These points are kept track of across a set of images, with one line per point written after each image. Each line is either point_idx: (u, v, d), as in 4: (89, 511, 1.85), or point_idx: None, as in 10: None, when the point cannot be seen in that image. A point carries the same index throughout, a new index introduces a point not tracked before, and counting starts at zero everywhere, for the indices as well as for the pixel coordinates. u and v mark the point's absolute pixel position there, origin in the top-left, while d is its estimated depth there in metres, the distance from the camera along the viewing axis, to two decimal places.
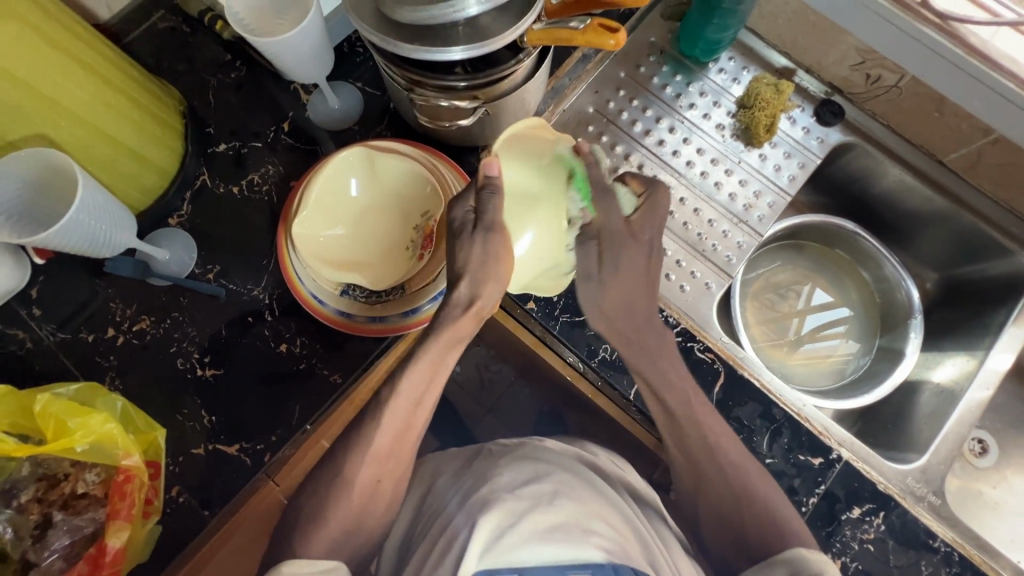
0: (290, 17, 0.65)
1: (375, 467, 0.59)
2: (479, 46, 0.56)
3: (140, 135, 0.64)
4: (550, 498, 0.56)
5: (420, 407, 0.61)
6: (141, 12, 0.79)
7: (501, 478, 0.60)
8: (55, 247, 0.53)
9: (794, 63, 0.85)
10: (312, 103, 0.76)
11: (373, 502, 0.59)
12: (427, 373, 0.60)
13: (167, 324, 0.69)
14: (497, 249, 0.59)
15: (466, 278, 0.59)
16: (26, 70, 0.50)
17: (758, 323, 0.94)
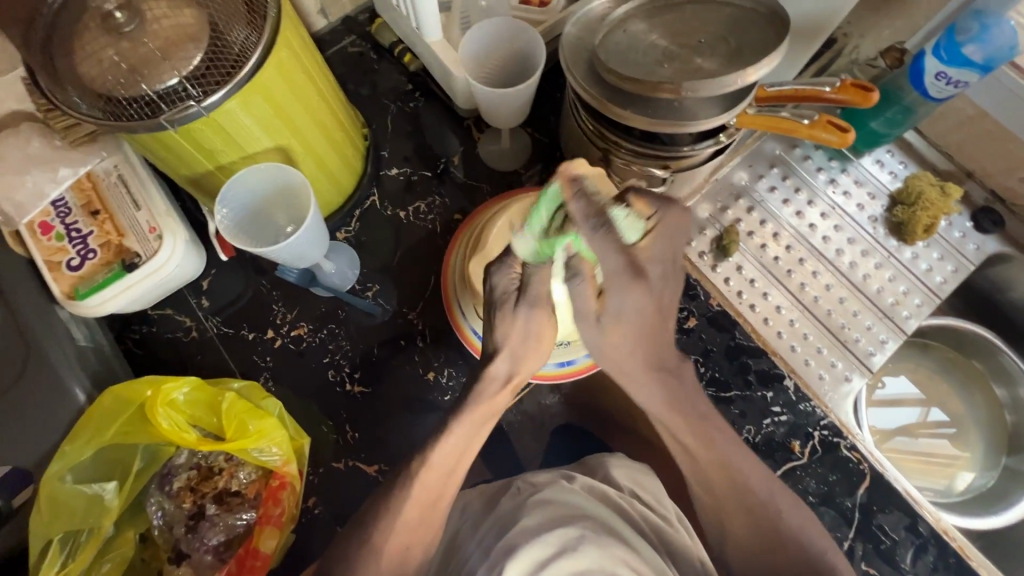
0: (497, 60, 0.69)
1: (405, 535, 0.55)
2: (684, 125, 0.57)
3: (337, 155, 0.67)
4: (575, 543, 0.51)
5: (456, 471, 0.58)
6: (335, 34, 0.83)
7: (526, 521, 0.54)
8: (272, 258, 0.58)
9: (957, 166, 0.85)
10: (484, 143, 0.78)
11: (409, 561, 0.55)
12: (468, 438, 0.58)
13: (324, 334, 0.71)
14: (538, 327, 0.58)
15: (503, 354, 0.58)
16: (281, 92, 0.53)
17: (875, 420, 0.91)
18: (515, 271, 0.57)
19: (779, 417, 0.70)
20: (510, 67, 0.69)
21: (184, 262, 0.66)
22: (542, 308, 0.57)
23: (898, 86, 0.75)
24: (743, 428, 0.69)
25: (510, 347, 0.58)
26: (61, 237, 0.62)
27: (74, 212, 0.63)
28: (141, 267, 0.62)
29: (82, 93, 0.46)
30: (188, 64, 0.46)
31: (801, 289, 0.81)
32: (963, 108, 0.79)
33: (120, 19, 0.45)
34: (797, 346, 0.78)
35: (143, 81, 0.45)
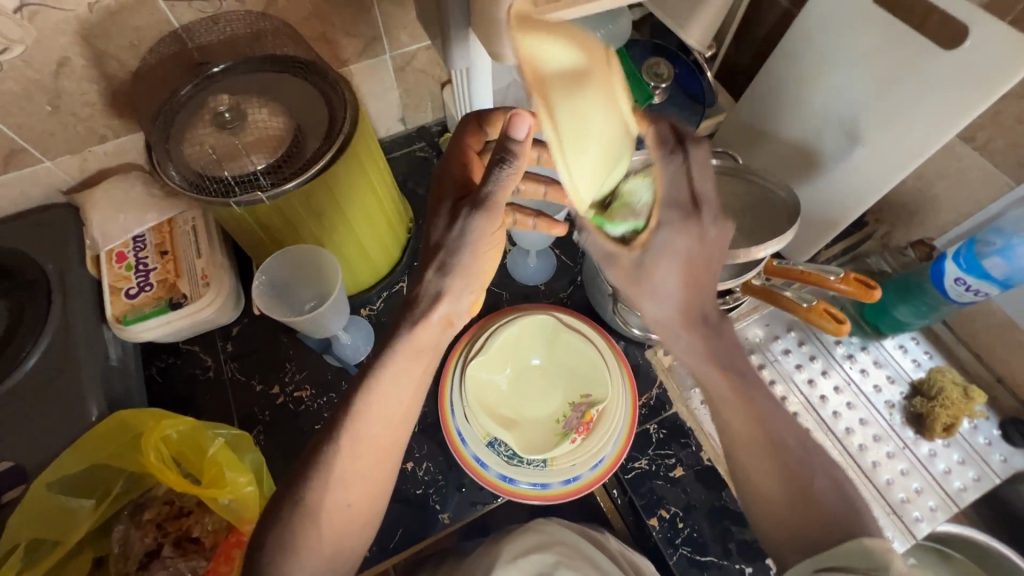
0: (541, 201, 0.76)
1: (349, 492, 0.50)
2: None
3: (379, 245, 0.75)
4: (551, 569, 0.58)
5: (395, 431, 0.51)
6: (407, 139, 0.95)
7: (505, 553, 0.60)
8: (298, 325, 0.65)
9: (988, 370, 0.82)
10: (513, 254, 0.84)
11: (351, 527, 0.50)
12: (392, 392, 0.51)
13: (323, 401, 0.75)
14: (478, 239, 0.51)
15: (444, 277, 0.51)
16: (342, 192, 0.62)
17: None
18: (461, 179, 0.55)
19: None
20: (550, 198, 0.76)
21: (222, 309, 0.74)
22: (491, 221, 0.50)
23: (920, 280, 0.76)
24: None
25: (452, 285, 0.52)
26: (129, 267, 0.72)
27: (147, 248, 0.73)
28: (183, 306, 0.70)
29: (177, 165, 0.56)
30: (265, 162, 0.56)
31: None
32: (992, 313, 0.78)
33: (226, 118, 0.57)
34: None
35: (227, 168, 0.56)
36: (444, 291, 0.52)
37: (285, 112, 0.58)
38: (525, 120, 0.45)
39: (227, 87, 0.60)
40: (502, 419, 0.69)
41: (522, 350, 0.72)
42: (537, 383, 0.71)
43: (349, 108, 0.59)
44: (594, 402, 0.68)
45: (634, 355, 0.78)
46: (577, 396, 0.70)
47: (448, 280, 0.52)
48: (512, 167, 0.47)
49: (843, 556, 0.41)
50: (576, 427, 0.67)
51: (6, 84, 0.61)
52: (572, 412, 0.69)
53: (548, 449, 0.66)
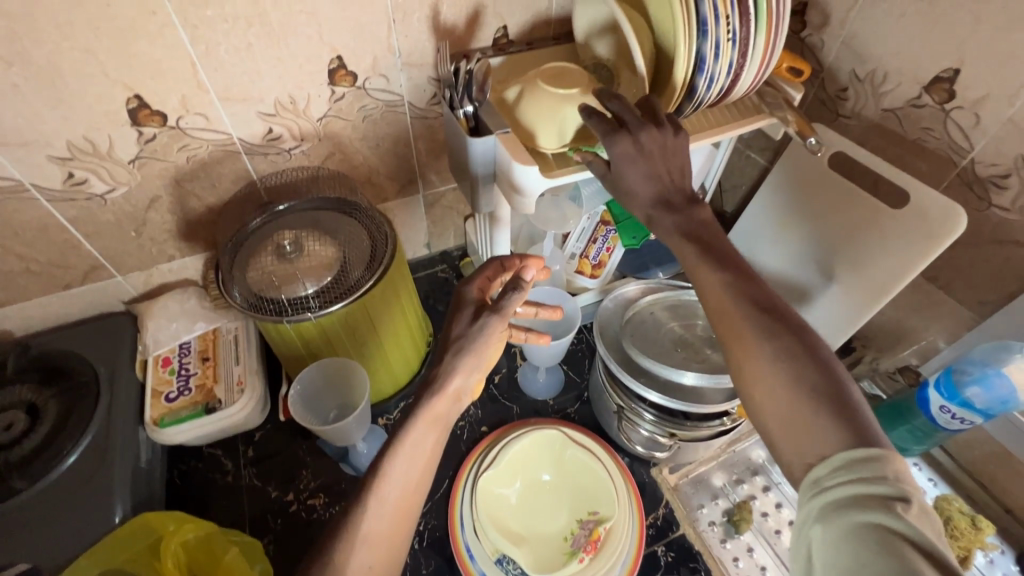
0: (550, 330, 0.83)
1: (368, 555, 0.46)
2: (689, 405, 0.66)
3: (401, 358, 0.82)
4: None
5: (416, 492, 0.50)
6: (431, 261, 1.07)
7: None
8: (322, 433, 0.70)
9: (995, 499, 0.82)
10: (523, 369, 0.90)
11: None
12: (415, 454, 0.50)
13: (335, 510, 0.76)
14: (492, 332, 0.55)
15: (465, 353, 0.54)
16: (375, 313, 0.70)
17: None
18: (477, 287, 0.60)
19: None
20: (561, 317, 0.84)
21: (251, 415, 0.79)
22: (500, 316, 0.55)
23: (910, 406, 0.80)
24: None
25: (465, 364, 0.54)
26: (172, 371, 0.78)
27: (190, 354, 0.80)
28: (218, 411, 0.75)
29: (240, 288, 0.66)
30: (315, 287, 0.65)
31: None
32: (985, 441, 0.81)
33: (286, 250, 0.67)
34: None
35: (282, 290, 0.65)
36: (456, 369, 0.53)
37: (336, 244, 0.69)
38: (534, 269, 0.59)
39: (289, 223, 0.71)
40: (513, 535, 0.70)
41: (533, 464, 0.75)
42: (546, 498, 0.73)
43: (390, 244, 0.70)
44: (602, 520, 0.70)
45: (640, 472, 0.81)
46: (585, 513, 0.71)
47: (462, 359, 0.54)
48: (520, 291, 0.56)
49: (849, 484, 0.38)
50: (585, 544, 0.68)
51: (105, 216, 0.73)
52: (580, 530, 0.70)
53: (556, 569, 0.66)
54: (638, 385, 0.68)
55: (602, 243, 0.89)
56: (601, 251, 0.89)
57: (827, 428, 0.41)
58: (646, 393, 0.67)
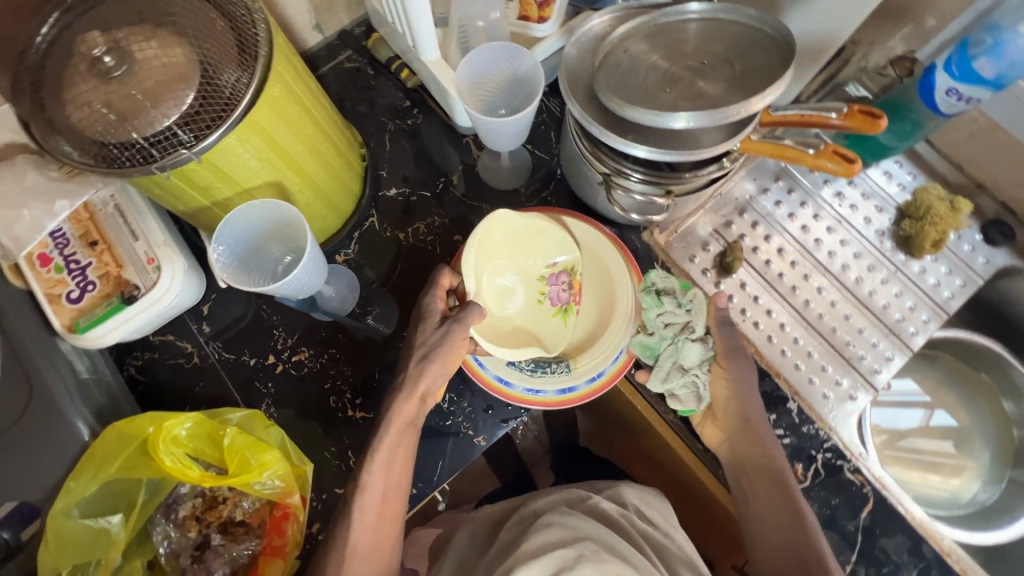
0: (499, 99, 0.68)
1: (360, 564, 0.57)
2: (685, 154, 0.56)
3: (335, 181, 0.67)
4: (573, 562, 0.62)
5: (390, 491, 0.60)
6: (332, 50, 0.83)
7: (527, 546, 0.67)
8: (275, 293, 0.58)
9: (968, 178, 0.83)
10: (483, 161, 0.77)
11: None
12: (389, 465, 0.60)
13: (324, 359, 0.71)
14: (453, 339, 0.60)
15: (434, 358, 0.60)
16: (278, 130, 0.53)
17: (882, 420, 0.92)
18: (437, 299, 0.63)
19: (782, 439, 0.69)
20: (518, 80, 0.66)
21: (184, 291, 0.66)
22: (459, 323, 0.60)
23: (907, 99, 0.73)
24: None
25: (430, 370, 0.60)
26: (60, 269, 0.62)
27: (73, 244, 0.63)
28: (139, 299, 0.62)
29: (71, 137, 0.46)
30: (177, 109, 0.46)
31: (805, 306, 0.79)
32: (973, 121, 0.77)
33: (108, 63, 0.45)
34: (802, 363, 0.77)
35: (132, 127, 0.45)
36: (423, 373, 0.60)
37: (180, 39, 0.46)
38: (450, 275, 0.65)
39: (97, 19, 0.47)
40: (512, 336, 0.67)
41: (494, 253, 0.68)
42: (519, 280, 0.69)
43: (259, 22, 0.48)
44: (570, 267, 0.69)
45: (631, 240, 0.76)
46: (553, 268, 0.69)
47: (429, 364, 0.60)
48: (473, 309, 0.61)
49: None
50: (570, 299, 0.68)
51: None
52: (555, 286, 0.68)
53: (561, 336, 0.67)
54: (621, 142, 0.57)
55: None
56: None
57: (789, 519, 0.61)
58: (633, 150, 0.57)
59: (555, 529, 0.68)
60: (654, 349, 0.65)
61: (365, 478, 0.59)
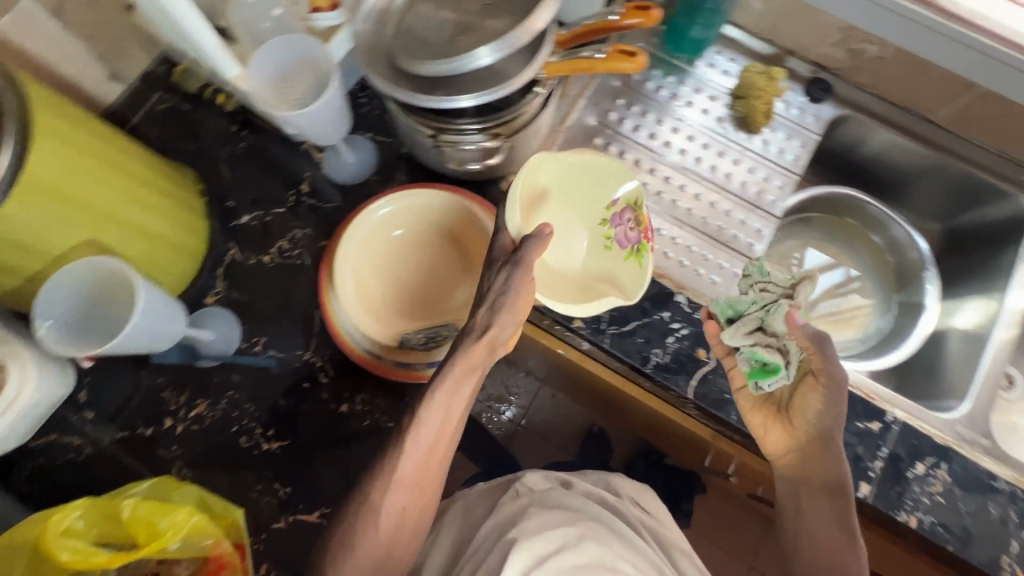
0: (302, 82, 0.66)
1: (403, 495, 0.59)
2: (498, 90, 0.58)
3: (171, 224, 0.65)
4: (575, 540, 0.70)
5: (436, 451, 0.61)
6: (139, 96, 0.78)
7: (528, 523, 0.72)
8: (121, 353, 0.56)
9: (778, 48, 0.89)
10: (327, 160, 0.76)
11: (404, 529, 0.59)
12: (449, 405, 0.60)
13: (224, 404, 0.69)
14: (518, 284, 0.61)
15: (487, 307, 0.61)
16: (73, 187, 0.51)
17: None
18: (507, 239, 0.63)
19: (680, 332, 0.72)
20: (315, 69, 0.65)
21: (45, 385, 0.62)
22: (520, 267, 0.60)
23: None
24: (651, 352, 0.72)
25: (500, 318, 0.60)
26: None
27: None
28: None
29: None
30: None
31: (672, 206, 0.84)
32: None
33: None
34: (684, 258, 0.81)
35: None
36: (492, 323, 0.61)
37: None
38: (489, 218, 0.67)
39: None
40: (399, 316, 0.67)
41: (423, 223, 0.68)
42: (420, 242, 0.68)
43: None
44: (636, 203, 0.73)
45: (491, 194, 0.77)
46: (616, 208, 0.75)
47: (495, 311, 0.61)
48: (534, 241, 0.60)
49: None
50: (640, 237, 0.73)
51: None
52: (621, 226, 0.74)
53: (637, 281, 0.71)
54: (446, 99, 0.57)
55: None
56: None
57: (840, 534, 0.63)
58: (455, 102, 0.58)
59: (554, 511, 0.75)
60: (733, 308, 0.67)
61: (423, 410, 0.59)
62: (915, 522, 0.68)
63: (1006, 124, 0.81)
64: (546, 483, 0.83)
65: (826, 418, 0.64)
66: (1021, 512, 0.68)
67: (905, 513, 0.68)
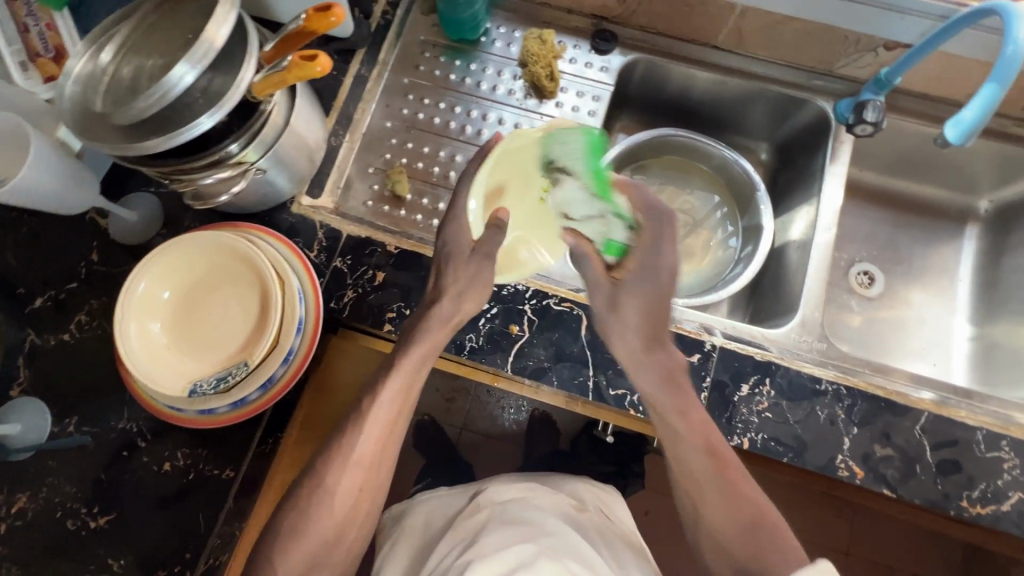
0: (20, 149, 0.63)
1: (356, 478, 0.64)
2: (222, 105, 0.57)
3: None
4: (531, 557, 0.68)
5: (382, 442, 0.65)
6: None
7: (486, 540, 0.71)
8: None
9: (554, 9, 0.89)
10: (112, 224, 0.75)
11: (354, 510, 0.65)
12: (406, 379, 0.66)
13: (44, 492, 0.67)
14: (470, 269, 0.66)
15: (444, 285, 0.67)
16: None
17: None
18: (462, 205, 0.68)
19: (490, 312, 0.73)
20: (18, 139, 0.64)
21: None
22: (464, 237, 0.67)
23: None
24: (465, 338, 0.72)
25: (455, 284, 0.67)
26: None
27: None
28: None
29: None
30: None
31: None
32: None
33: None
34: None
35: None
36: (448, 290, 0.66)
37: None
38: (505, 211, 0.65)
39: None
40: (192, 363, 0.65)
41: (207, 268, 0.67)
42: (220, 278, 0.67)
43: None
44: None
45: (284, 219, 0.77)
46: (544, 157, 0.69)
47: (457, 276, 0.67)
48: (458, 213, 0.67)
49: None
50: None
51: None
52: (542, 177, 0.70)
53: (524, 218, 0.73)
54: (184, 128, 0.56)
55: (35, 24, 0.68)
56: (44, 36, 0.69)
57: (710, 480, 0.62)
58: (192, 130, 0.57)
59: (516, 527, 0.74)
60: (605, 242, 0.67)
61: (383, 394, 0.65)
62: (748, 443, 0.68)
63: (778, 33, 0.82)
64: (517, 494, 0.82)
65: (659, 385, 0.65)
66: (848, 409, 0.69)
67: (737, 438, 0.68)
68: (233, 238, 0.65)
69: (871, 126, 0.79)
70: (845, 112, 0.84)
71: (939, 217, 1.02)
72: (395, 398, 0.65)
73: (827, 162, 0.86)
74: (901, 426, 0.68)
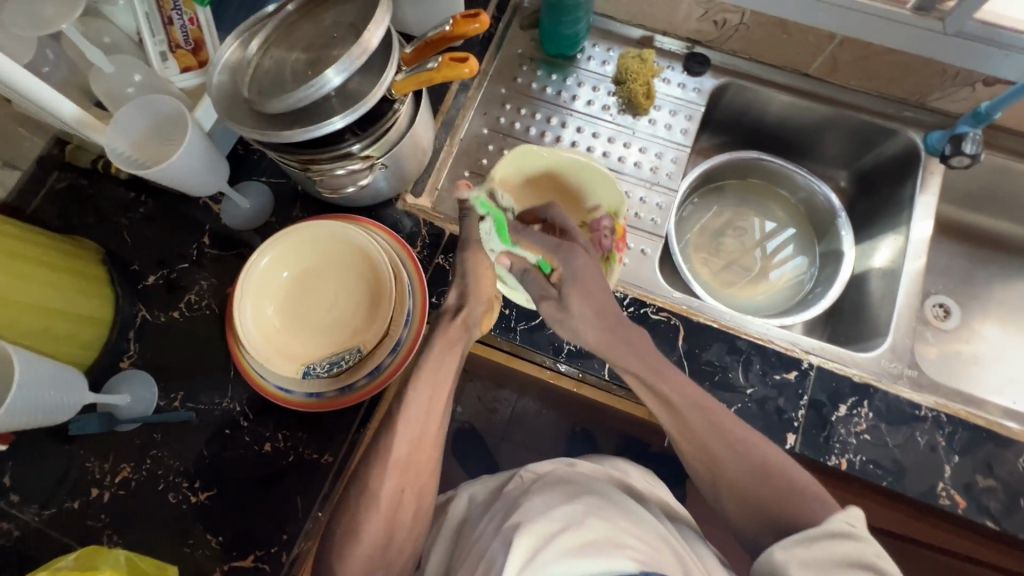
0: (174, 139, 0.68)
1: (397, 478, 0.61)
2: (355, 109, 0.58)
3: (67, 295, 0.66)
4: (581, 516, 0.53)
5: (416, 444, 0.63)
6: (37, 178, 0.80)
7: (533, 503, 0.57)
8: (19, 426, 0.59)
9: (649, 30, 0.92)
10: (225, 210, 0.78)
11: (401, 511, 0.61)
12: (434, 381, 0.64)
13: (148, 464, 0.69)
14: (473, 268, 0.69)
15: (455, 289, 0.69)
16: None
17: (702, 260, 1.01)
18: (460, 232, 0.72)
19: None
20: (163, 121, 0.68)
21: None
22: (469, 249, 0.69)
23: None
24: (563, 342, 0.74)
25: (472, 288, 0.69)
26: None
27: None
28: None
29: None
30: None
31: None
32: None
33: None
34: None
35: None
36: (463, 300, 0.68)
37: None
38: (464, 185, 0.71)
39: None
40: (306, 346, 0.67)
41: (311, 261, 0.70)
42: (327, 265, 0.70)
43: None
44: (615, 213, 0.78)
45: (389, 215, 0.80)
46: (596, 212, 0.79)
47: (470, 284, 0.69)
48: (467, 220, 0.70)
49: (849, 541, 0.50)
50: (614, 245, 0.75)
51: None
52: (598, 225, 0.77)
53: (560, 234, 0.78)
54: (318, 124, 0.58)
55: (180, 18, 0.72)
56: (186, 29, 0.72)
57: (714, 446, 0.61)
58: (325, 127, 0.58)
59: (563, 491, 0.60)
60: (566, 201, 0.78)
61: (409, 397, 0.63)
62: (846, 464, 0.68)
63: (876, 64, 0.84)
64: (551, 466, 0.70)
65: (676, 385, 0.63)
66: (949, 437, 0.69)
67: (835, 458, 0.68)
68: (356, 232, 0.69)
69: (968, 158, 0.81)
70: (938, 143, 0.85)
71: (1017, 254, 1.02)
72: (430, 397, 0.64)
73: (917, 191, 0.87)
74: (1004, 457, 0.68)
